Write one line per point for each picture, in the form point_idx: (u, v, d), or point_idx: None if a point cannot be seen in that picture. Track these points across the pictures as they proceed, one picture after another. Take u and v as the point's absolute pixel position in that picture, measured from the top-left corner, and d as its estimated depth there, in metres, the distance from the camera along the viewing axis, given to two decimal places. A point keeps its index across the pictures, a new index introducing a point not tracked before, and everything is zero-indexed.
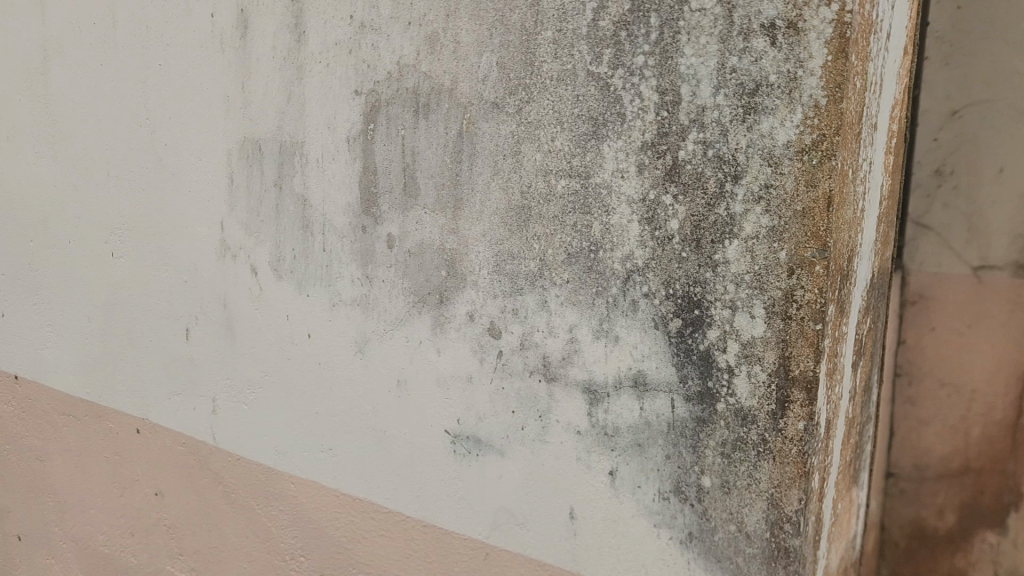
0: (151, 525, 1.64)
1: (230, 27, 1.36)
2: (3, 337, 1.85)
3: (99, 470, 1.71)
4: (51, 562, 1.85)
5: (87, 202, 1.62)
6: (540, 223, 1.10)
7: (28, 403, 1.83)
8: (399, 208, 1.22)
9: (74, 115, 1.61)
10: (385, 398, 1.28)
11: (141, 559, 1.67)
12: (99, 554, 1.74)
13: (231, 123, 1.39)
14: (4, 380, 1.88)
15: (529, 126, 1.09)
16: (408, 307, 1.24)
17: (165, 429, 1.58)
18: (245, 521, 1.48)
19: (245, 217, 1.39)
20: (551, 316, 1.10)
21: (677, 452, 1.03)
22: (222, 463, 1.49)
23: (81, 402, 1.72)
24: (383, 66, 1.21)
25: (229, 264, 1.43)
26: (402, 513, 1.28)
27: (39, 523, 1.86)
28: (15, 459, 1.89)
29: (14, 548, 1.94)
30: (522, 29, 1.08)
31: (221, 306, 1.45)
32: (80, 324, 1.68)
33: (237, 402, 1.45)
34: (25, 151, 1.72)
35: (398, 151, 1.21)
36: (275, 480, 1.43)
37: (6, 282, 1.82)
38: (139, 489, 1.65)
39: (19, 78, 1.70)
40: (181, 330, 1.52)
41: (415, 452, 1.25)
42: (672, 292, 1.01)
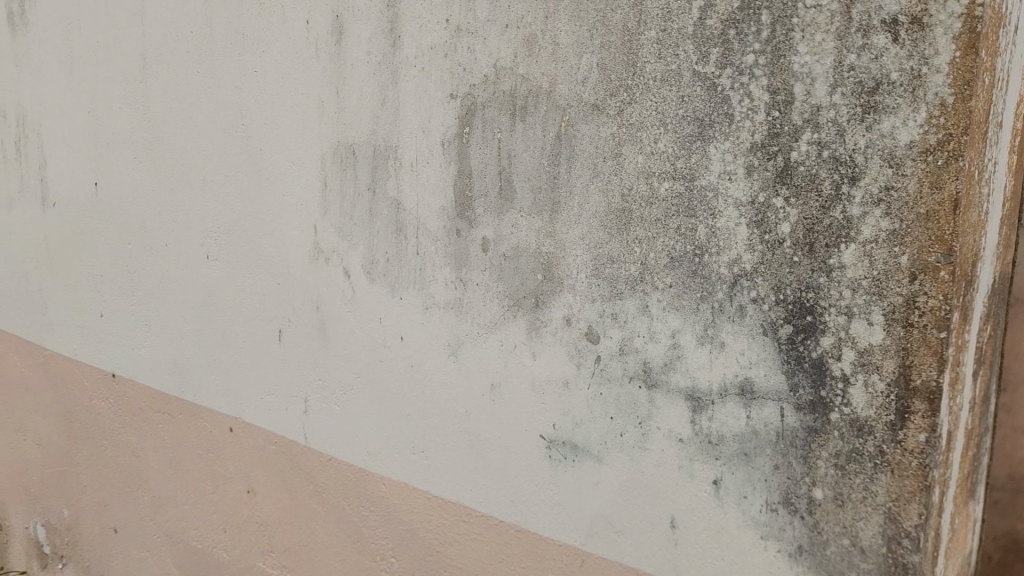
0: (242, 522, 1.66)
1: (326, 33, 1.38)
2: (100, 336, 1.91)
3: (192, 466, 1.75)
4: (145, 555, 1.91)
5: (183, 206, 1.66)
6: (642, 225, 1.07)
7: (125, 400, 1.88)
8: (495, 211, 1.21)
9: (171, 121, 1.66)
10: (478, 402, 1.26)
11: (232, 556, 1.69)
12: (192, 549, 1.78)
13: (325, 128, 1.40)
14: (100, 378, 1.94)
15: (630, 128, 1.07)
16: (502, 311, 1.22)
17: (258, 427, 1.60)
18: (337, 520, 1.49)
19: (339, 220, 1.41)
20: (652, 320, 1.08)
21: (787, 462, 0.99)
22: (314, 463, 1.51)
23: (175, 400, 1.76)
24: (478, 69, 1.20)
25: (323, 266, 1.45)
26: (495, 517, 1.27)
27: (135, 517, 1.92)
28: (110, 455, 1.95)
29: (110, 540, 2.01)
30: (623, 29, 1.06)
31: (314, 307, 1.47)
32: (176, 325, 1.73)
33: (330, 403, 1.47)
34: (123, 157, 1.77)
35: (493, 154, 1.20)
36: (366, 480, 1.43)
37: (104, 284, 1.88)
38: (230, 486, 1.68)
39: (118, 86, 1.76)
40: (274, 332, 1.54)
41: (509, 456, 1.24)
42: (783, 298, 0.97)
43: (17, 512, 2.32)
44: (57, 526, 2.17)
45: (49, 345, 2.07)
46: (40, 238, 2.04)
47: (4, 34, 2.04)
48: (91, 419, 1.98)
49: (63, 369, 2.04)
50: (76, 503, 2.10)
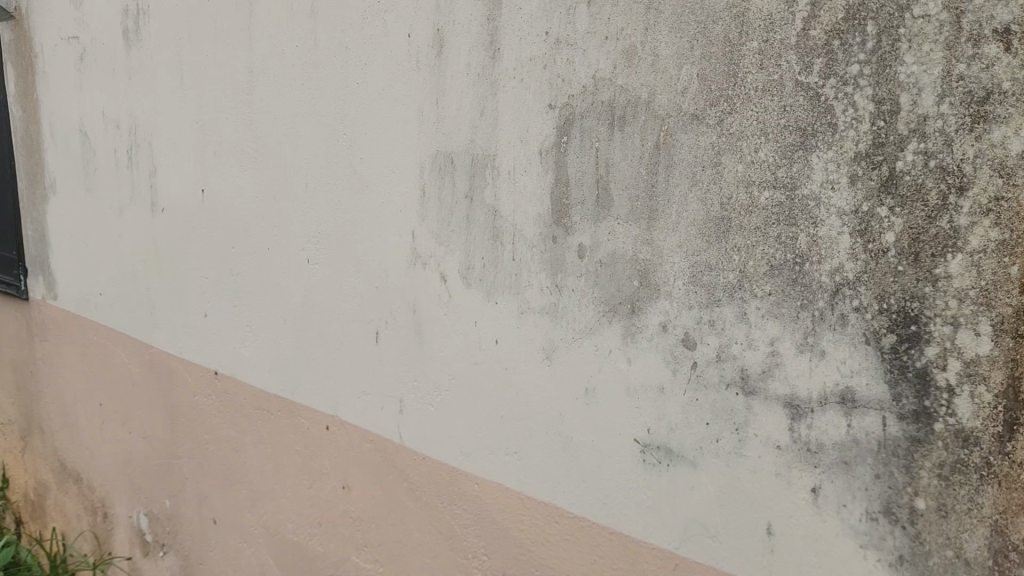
0: (337, 517, 1.73)
1: (427, 46, 1.43)
2: (205, 334, 2.02)
3: (290, 461, 1.83)
4: (242, 546, 2.00)
5: (285, 212, 1.74)
6: (741, 234, 1.09)
7: (226, 396, 1.98)
8: (592, 219, 1.24)
9: (275, 131, 1.74)
10: (572, 405, 1.29)
11: (327, 549, 1.76)
12: (288, 541, 1.86)
13: (424, 138, 1.45)
14: (204, 375, 2.04)
15: (731, 137, 1.08)
16: (598, 316, 1.24)
17: (354, 426, 1.67)
18: (429, 517, 1.54)
19: (436, 227, 1.45)
20: (751, 328, 1.09)
21: (889, 471, 0.99)
22: (409, 461, 1.56)
23: (275, 398, 1.84)
24: (577, 80, 1.23)
25: (420, 271, 1.50)
26: (587, 518, 1.30)
27: (234, 509, 2.01)
28: (211, 448, 2.05)
29: (210, 530, 2.11)
30: (725, 40, 1.08)
31: (411, 310, 1.52)
32: (276, 326, 1.81)
33: (425, 403, 1.52)
34: (229, 164, 1.87)
35: (591, 163, 1.23)
36: (460, 480, 1.48)
37: (209, 286, 1.98)
38: (326, 482, 1.74)
39: (226, 98, 1.85)
40: (371, 334, 1.60)
41: (603, 459, 1.26)
42: (886, 307, 0.97)
43: (121, 501, 2.45)
44: (159, 515, 2.29)
45: (156, 342, 2.19)
46: (149, 242, 2.16)
47: (119, 50, 2.17)
48: (194, 414, 2.09)
49: (169, 367, 2.15)
50: (177, 494, 2.21)
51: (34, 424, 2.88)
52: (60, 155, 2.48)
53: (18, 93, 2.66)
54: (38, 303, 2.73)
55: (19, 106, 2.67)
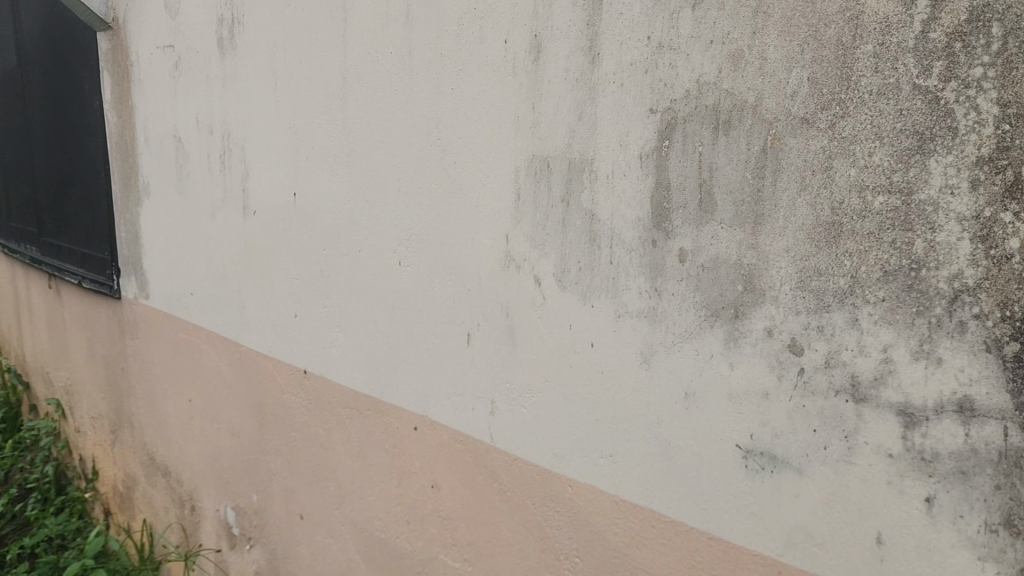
0: (425, 515, 1.76)
1: (524, 52, 1.44)
2: (294, 334, 2.07)
3: (378, 460, 1.86)
4: (329, 542, 2.04)
5: (377, 216, 1.78)
6: (853, 239, 1.07)
7: (315, 395, 2.03)
8: (694, 223, 1.23)
9: (368, 136, 1.78)
10: (671, 409, 1.29)
11: (415, 547, 1.79)
12: (376, 538, 1.89)
13: (520, 143, 1.47)
14: (293, 374, 2.10)
15: (843, 141, 1.07)
16: (699, 320, 1.24)
17: (443, 426, 1.69)
18: (520, 518, 1.55)
19: (531, 230, 1.47)
20: (862, 334, 1.07)
21: (1011, 482, 0.95)
22: (499, 462, 1.58)
23: (364, 397, 1.88)
24: (680, 85, 1.23)
25: (513, 274, 1.51)
26: (685, 523, 1.29)
27: (322, 505, 2.06)
28: (300, 445, 2.10)
29: (297, 525, 2.16)
30: (838, 43, 1.06)
31: (504, 313, 1.54)
32: (367, 326, 1.86)
33: (517, 405, 1.53)
34: (321, 169, 1.92)
35: (694, 167, 1.22)
36: (553, 482, 1.48)
37: (299, 287, 2.04)
38: (414, 481, 1.77)
39: (319, 104, 1.90)
40: (463, 336, 1.63)
41: (703, 464, 1.26)
42: (1010, 315, 0.94)
43: (209, 495, 2.53)
44: (246, 509, 2.36)
45: (246, 342, 2.26)
46: (241, 243, 2.23)
47: (213, 57, 2.25)
48: (283, 412, 2.14)
49: (259, 365, 2.22)
50: (264, 490, 2.27)
51: (124, 419, 3.00)
52: (154, 159, 2.58)
53: (115, 100, 2.78)
54: (130, 302, 2.84)
55: (116, 113, 2.79)
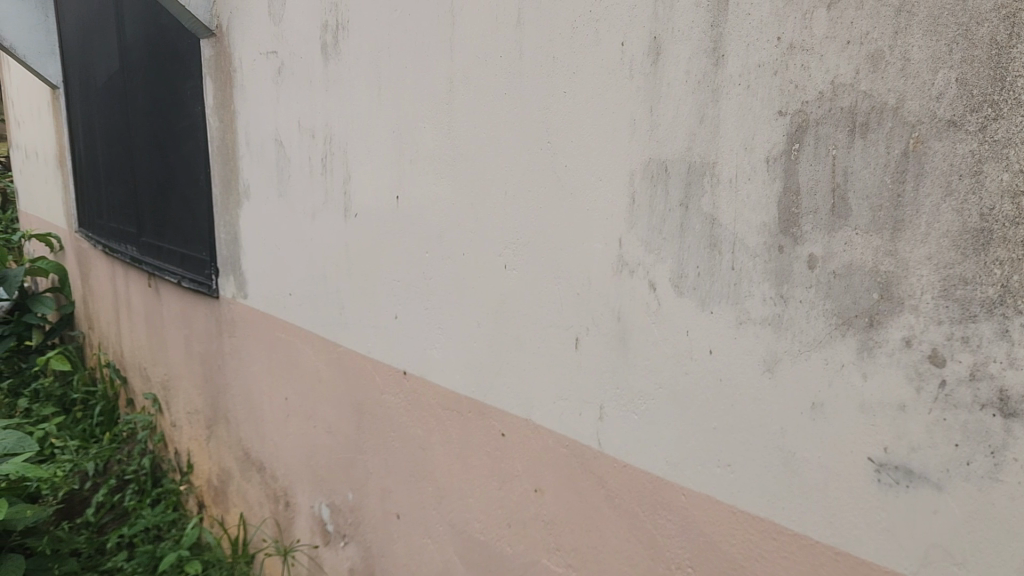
0: (528, 519, 1.76)
1: (642, 54, 1.42)
2: (394, 335, 2.10)
3: (479, 463, 1.87)
4: (427, 542, 2.06)
5: (483, 218, 1.78)
6: (1004, 246, 1.00)
7: (414, 396, 2.05)
8: (825, 228, 1.19)
9: (475, 139, 1.78)
10: (797, 419, 1.25)
11: (517, 549, 1.79)
12: (475, 540, 1.90)
13: (636, 146, 1.45)
14: (392, 374, 2.12)
15: (995, 144, 1.00)
16: (829, 328, 1.20)
17: (548, 430, 1.69)
18: (628, 526, 1.54)
19: (646, 235, 1.45)
20: (1013, 346, 0.99)
21: None
22: (608, 468, 1.57)
23: (465, 399, 1.89)
24: (813, 86, 1.19)
25: (626, 279, 1.49)
26: (810, 537, 1.25)
27: (420, 505, 2.08)
28: (398, 444, 2.13)
29: (393, 525, 2.19)
30: (991, 42, 1.00)
31: (615, 318, 1.52)
32: (469, 329, 1.86)
33: (627, 411, 1.51)
34: (425, 172, 1.93)
35: (826, 171, 1.19)
36: (665, 490, 1.46)
37: (400, 288, 2.06)
38: (517, 484, 1.77)
39: (425, 107, 1.91)
40: (571, 340, 1.61)
41: (831, 477, 1.22)
42: None
43: (304, 491, 2.59)
44: (341, 507, 2.40)
45: (345, 342, 2.29)
46: (341, 245, 2.27)
47: (316, 63, 2.29)
48: (381, 412, 2.17)
49: (358, 365, 2.25)
50: (360, 488, 2.31)
51: (220, 415, 3.10)
52: (255, 163, 2.65)
53: (217, 105, 2.86)
54: (228, 301, 2.92)
55: (218, 117, 2.87)
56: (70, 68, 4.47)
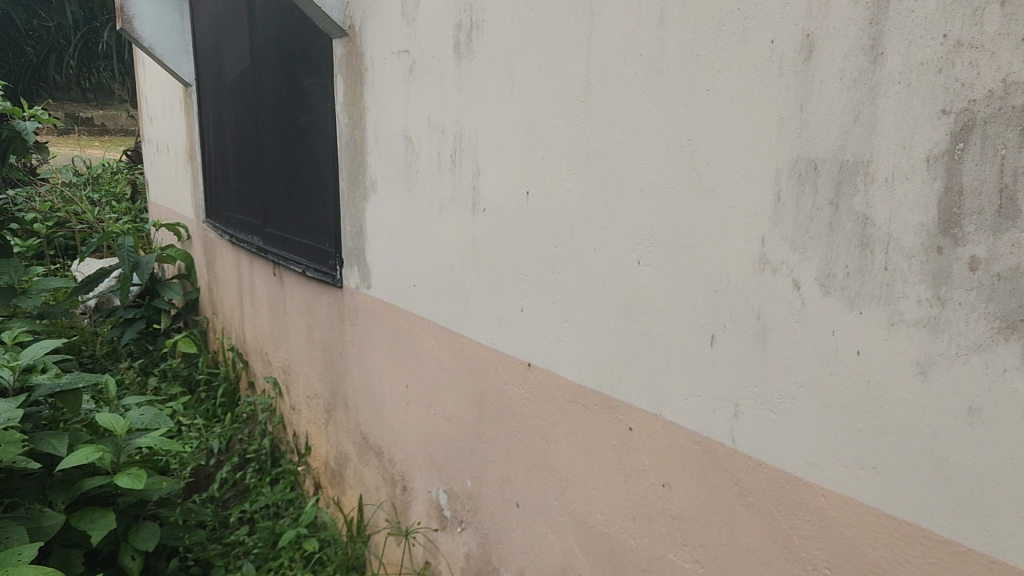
0: (654, 513, 1.78)
1: (793, 52, 1.41)
2: (520, 328, 2.14)
3: (604, 455, 1.90)
4: (547, 531, 2.11)
5: (615, 215, 1.80)
6: None
7: (538, 387, 2.09)
8: (990, 230, 1.15)
9: (611, 136, 1.80)
10: (951, 424, 1.21)
11: (642, 543, 1.81)
12: (598, 532, 1.93)
13: (784, 144, 1.44)
14: (517, 366, 2.17)
15: None
16: (991, 332, 1.16)
17: (678, 426, 1.70)
18: (762, 524, 1.54)
19: (791, 234, 1.44)
20: None
21: None
22: (741, 466, 1.57)
23: (591, 392, 1.92)
24: (982, 85, 1.15)
25: (768, 277, 1.49)
26: (961, 544, 1.20)
27: (541, 495, 2.12)
28: (520, 435, 2.18)
29: (511, 513, 2.24)
30: None
31: (754, 316, 1.52)
32: (598, 323, 1.89)
33: (765, 410, 1.51)
34: (558, 168, 1.96)
35: (994, 171, 1.14)
36: (802, 490, 1.45)
37: (527, 282, 2.10)
38: (644, 478, 1.79)
39: (560, 105, 1.94)
40: (706, 337, 1.62)
41: (987, 483, 1.16)
42: None
43: (422, 477, 2.68)
44: (459, 493, 2.48)
45: (469, 333, 2.36)
46: (469, 239, 2.33)
47: (449, 61, 2.36)
48: (504, 402, 2.22)
49: (481, 356, 2.31)
50: (480, 476, 2.38)
51: (340, 399, 3.23)
52: (384, 158, 2.74)
53: (347, 103, 2.98)
54: (352, 291, 3.04)
55: (347, 114, 2.99)
56: (202, 67, 4.72)
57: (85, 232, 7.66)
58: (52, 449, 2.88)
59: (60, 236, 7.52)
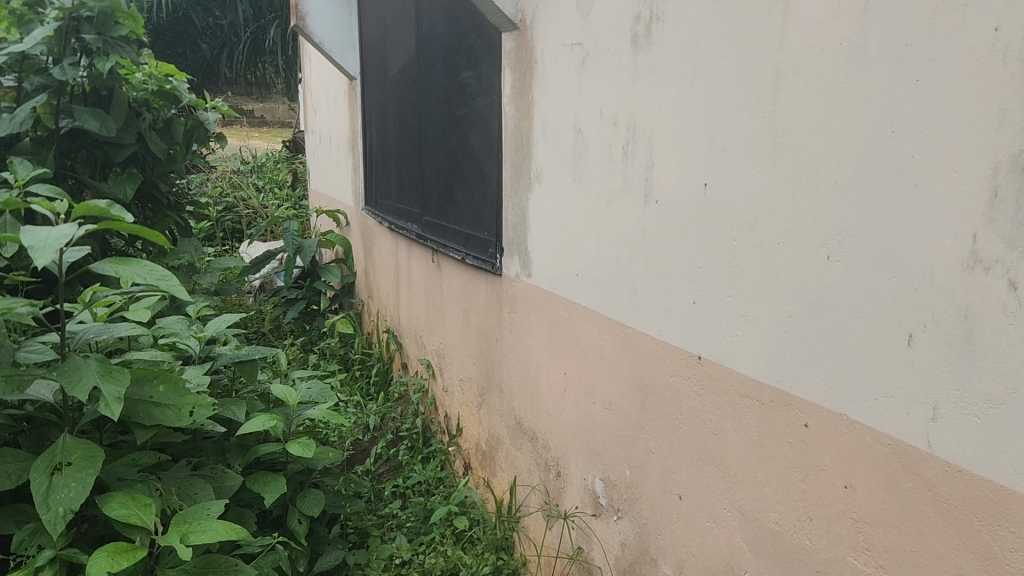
0: (834, 515, 1.74)
1: (1021, 39, 1.31)
2: (691, 320, 2.13)
3: (779, 453, 1.87)
4: (710, 526, 2.10)
5: (805, 209, 1.76)
6: None
7: (709, 381, 2.08)
8: None
9: (803, 128, 1.76)
10: None
11: (818, 544, 1.78)
12: (769, 530, 1.91)
13: (1003, 137, 1.35)
14: (686, 359, 2.16)
15: None
16: None
17: (865, 427, 1.65)
18: (958, 534, 1.46)
19: (1008, 231, 1.35)
20: None
21: None
22: (937, 472, 1.50)
23: (768, 388, 1.89)
24: None
25: (979, 277, 1.41)
26: None
27: (706, 489, 2.11)
28: (686, 427, 2.17)
29: (672, 505, 2.25)
30: None
31: (961, 317, 1.44)
32: (779, 319, 1.85)
33: (967, 415, 1.43)
34: (740, 161, 1.94)
35: None
36: (1008, 501, 1.36)
37: (701, 275, 2.09)
38: (824, 479, 1.76)
39: (746, 95, 1.91)
40: (903, 336, 1.56)
41: None
42: None
43: (577, 464, 2.72)
44: (616, 482, 2.50)
45: (635, 324, 2.37)
46: (638, 229, 2.33)
47: (625, 52, 2.35)
48: (671, 393, 2.22)
49: (647, 347, 2.32)
50: (640, 466, 2.39)
51: (495, 384, 3.34)
52: (552, 148, 2.79)
53: (514, 95, 3.04)
54: (512, 279, 3.12)
55: (514, 106, 3.06)
56: (367, 61, 4.94)
57: (252, 216, 8.21)
58: (233, 415, 3.10)
59: (228, 220, 8.07)
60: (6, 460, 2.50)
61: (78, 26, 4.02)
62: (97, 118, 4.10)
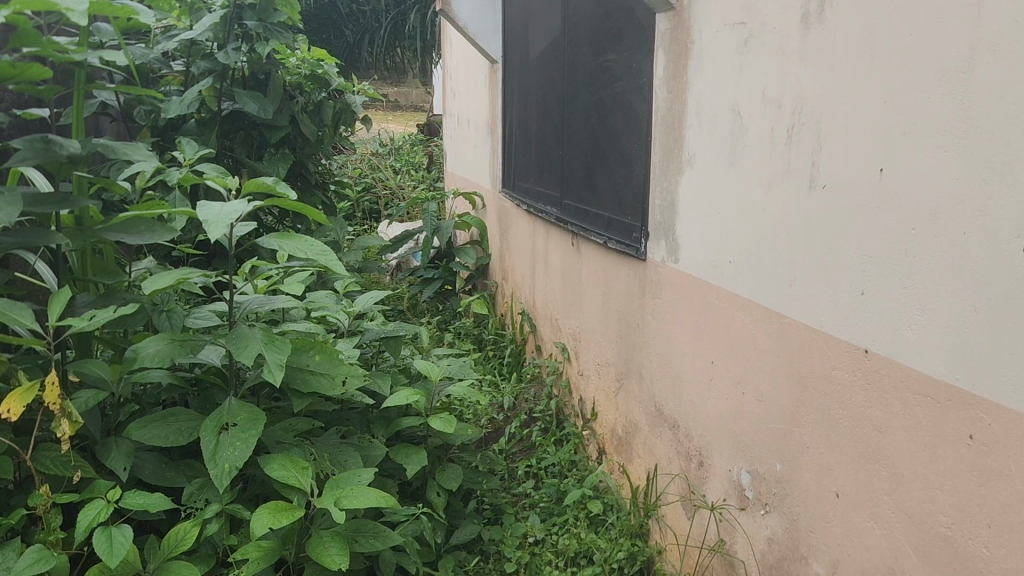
0: (1018, 524, 1.61)
1: None
2: (860, 312, 2.04)
3: (955, 454, 1.76)
4: (871, 527, 2.02)
5: (999, 197, 1.64)
6: None
7: (877, 376, 1.99)
8: None
9: (999, 111, 1.63)
10: None
11: (997, 554, 1.66)
12: (940, 535, 1.81)
13: None
14: (851, 352, 2.07)
15: None
16: None
17: None
18: None
19: None
20: None
21: None
22: None
23: (945, 387, 1.78)
24: None
25: None
26: None
27: (868, 488, 2.02)
28: (848, 423, 2.09)
29: (829, 502, 2.17)
30: None
31: None
32: (963, 313, 1.73)
33: None
34: (924, 145, 1.82)
35: None
36: None
37: (872, 264, 1.99)
38: (1008, 485, 1.63)
39: (934, 75, 1.79)
40: None
41: None
42: None
43: (722, 455, 2.68)
44: (766, 475, 2.44)
45: (795, 314, 2.29)
46: (801, 216, 2.25)
47: (793, 32, 2.27)
48: (832, 388, 2.14)
49: (807, 337, 2.24)
50: (793, 461, 2.32)
51: (635, 369, 3.33)
52: (707, 131, 2.72)
53: (667, 76, 2.99)
54: (658, 264, 3.09)
55: (666, 88, 3.00)
56: (510, 45, 4.98)
57: (389, 197, 8.48)
58: (379, 388, 3.22)
59: (367, 200, 8.36)
60: (179, 418, 2.67)
61: (240, 13, 4.22)
62: (256, 101, 4.31)
